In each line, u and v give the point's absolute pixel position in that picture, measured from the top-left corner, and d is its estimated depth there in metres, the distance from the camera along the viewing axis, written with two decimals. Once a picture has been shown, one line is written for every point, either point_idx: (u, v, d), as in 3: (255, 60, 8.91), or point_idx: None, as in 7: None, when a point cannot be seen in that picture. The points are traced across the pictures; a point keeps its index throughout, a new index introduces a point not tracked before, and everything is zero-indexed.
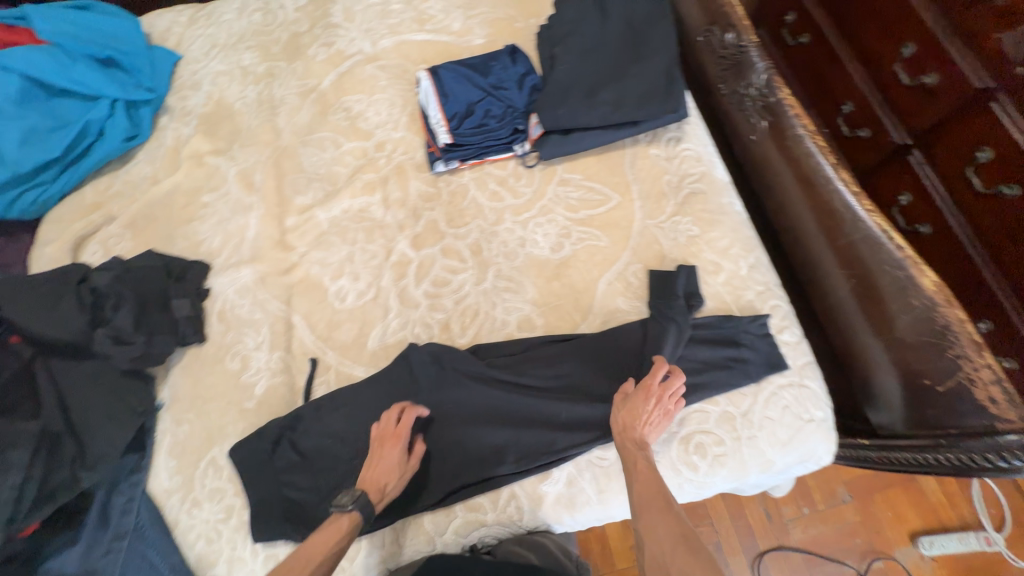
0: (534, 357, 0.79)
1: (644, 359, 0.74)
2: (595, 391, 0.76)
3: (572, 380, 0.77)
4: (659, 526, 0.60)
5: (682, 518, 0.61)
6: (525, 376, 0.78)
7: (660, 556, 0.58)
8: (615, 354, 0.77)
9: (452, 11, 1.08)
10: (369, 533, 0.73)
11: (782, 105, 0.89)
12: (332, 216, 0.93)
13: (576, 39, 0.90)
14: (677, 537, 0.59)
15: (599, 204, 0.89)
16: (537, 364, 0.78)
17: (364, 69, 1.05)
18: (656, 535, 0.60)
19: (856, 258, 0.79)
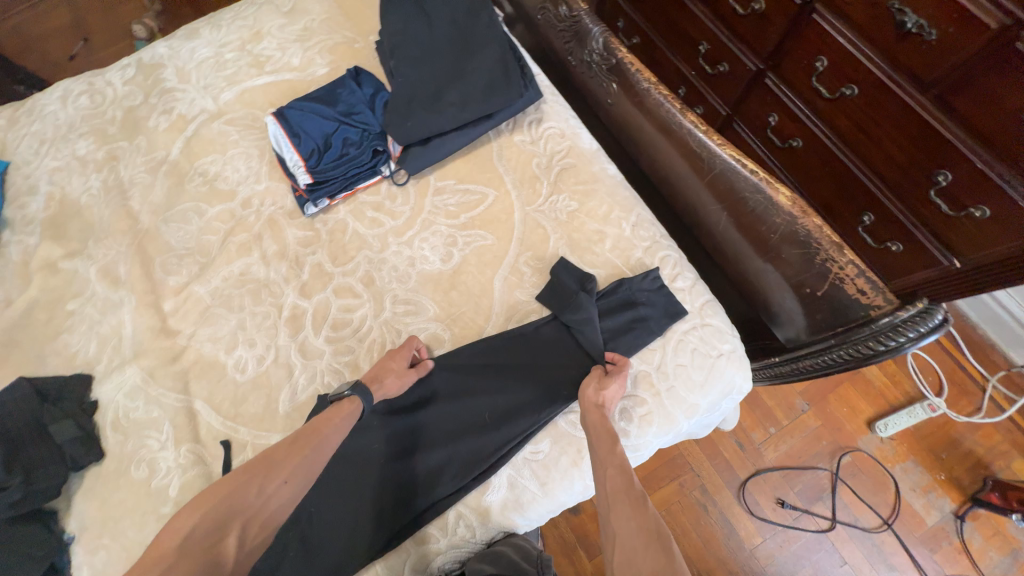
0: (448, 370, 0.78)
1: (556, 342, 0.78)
2: (518, 385, 0.76)
3: (496, 381, 0.77)
4: (628, 522, 0.59)
5: (654, 517, 0.58)
6: (448, 390, 0.77)
7: (630, 555, 0.56)
8: (530, 348, 0.79)
9: (288, 47, 1.05)
10: None
11: (624, 64, 0.93)
12: (212, 287, 0.88)
13: (408, 46, 0.88)
14: (644, 536, 0.57)
15: (477, 203, 0.89)
16: (458, 375, 0.78)
17: (212, 128, 1.00)
18: (626, 530, 0.58)
19: (723, 190, 0.83)
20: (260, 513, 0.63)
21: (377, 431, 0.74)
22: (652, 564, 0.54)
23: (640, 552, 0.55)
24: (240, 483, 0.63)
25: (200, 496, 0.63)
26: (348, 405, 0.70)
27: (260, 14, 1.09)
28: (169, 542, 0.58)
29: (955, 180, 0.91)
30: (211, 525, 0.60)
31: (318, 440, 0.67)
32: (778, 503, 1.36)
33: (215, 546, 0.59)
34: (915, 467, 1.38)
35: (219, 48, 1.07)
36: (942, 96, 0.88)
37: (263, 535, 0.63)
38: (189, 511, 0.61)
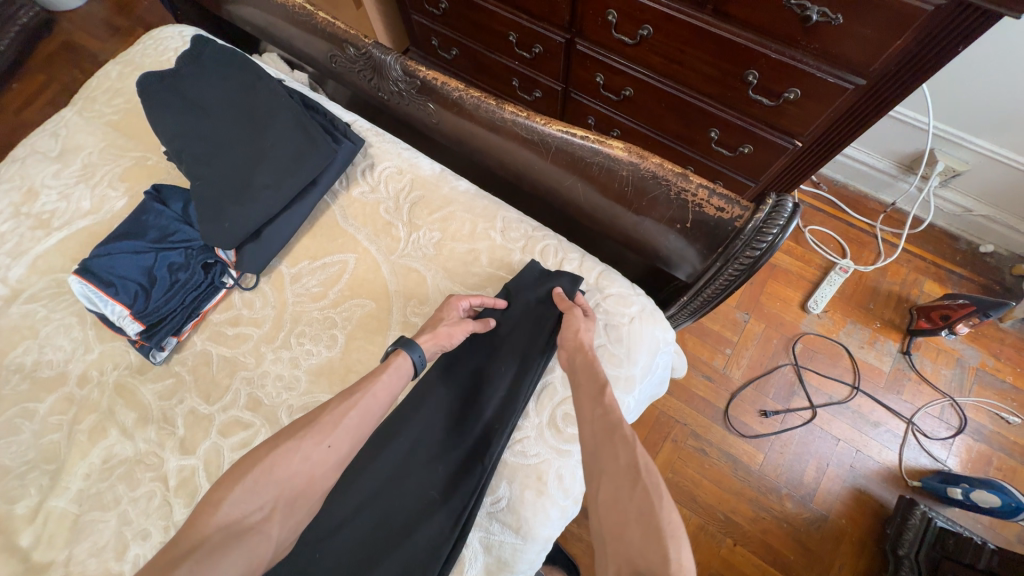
0: (378, 457, 0.69)
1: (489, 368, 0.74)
2: (473, 405, 0.72)
3: (462, 400, 0.72)
4: (614, 460, 0.52)
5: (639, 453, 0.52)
6: (414, 436, 0.70)
7: (618, 496, 0.49)
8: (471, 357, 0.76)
9: (72, 192, 0.92)
10: None
11: (428, 79, 0.90)
12: (74, 493, 0.74)
13: (194, 146, 0.80)
14: (632, 475, 0.50)
15: (340, 273, 0.82)
16: (416, 417, 0.72)
17: (11, 313, 0.84)
18: (612, 470, 0.51)
19: (568, 163, 0.82)
20: (306, 481, 0.55)
21: (320, 564, 0.64)
22: (641, 504, 0.48)
23: (627, 492, 0.49)
24: (290, 442, 0.56)
25: (234, 467, 0.54)
26: (397, 359, 0.65)
27: (27, 169, 0.95)
28: (201, 530, 0.50)
29: (762, 75, 0.97)
30: (251, 501, 0.52)
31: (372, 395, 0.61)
32: (762, 414, 1.39)
33: (257, 525, 0.52)
34: (855, 327, 1.47)
35: None
36: (718, 8, 0.93)
37: (309, 506, 0.55)
38: (229, 480, 0.53)
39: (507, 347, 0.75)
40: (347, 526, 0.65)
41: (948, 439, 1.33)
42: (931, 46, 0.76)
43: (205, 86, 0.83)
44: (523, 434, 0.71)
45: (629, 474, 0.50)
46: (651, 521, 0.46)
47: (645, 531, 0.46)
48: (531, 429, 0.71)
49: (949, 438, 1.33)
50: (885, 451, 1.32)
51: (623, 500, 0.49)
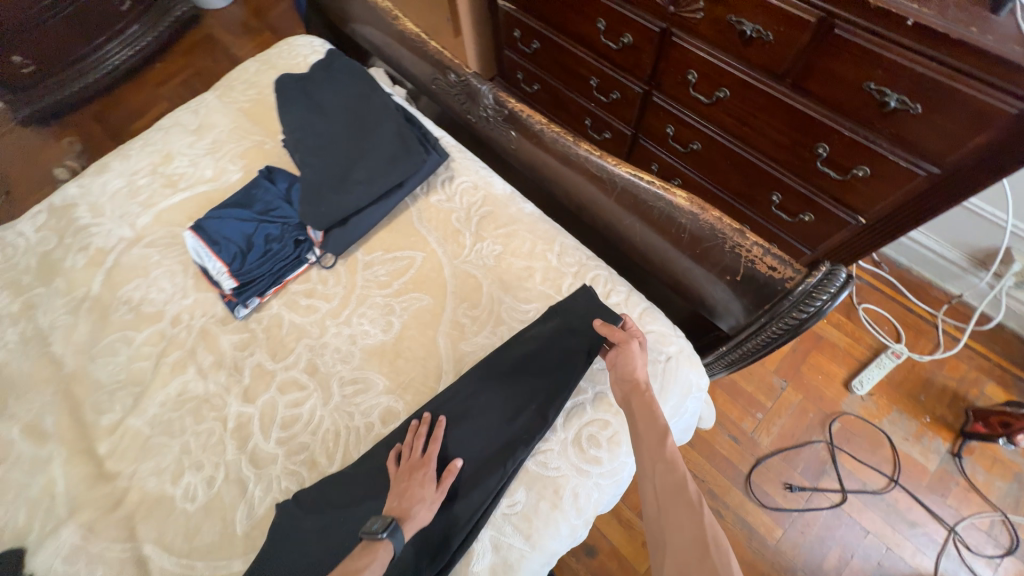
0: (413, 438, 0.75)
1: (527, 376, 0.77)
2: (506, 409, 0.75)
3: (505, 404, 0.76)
4: (683, 530, 0.57)
5: (709, 529, 0.56)
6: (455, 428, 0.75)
7: (686, 568, 0.54)
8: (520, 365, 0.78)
9: (200, 160, 1.07)
10: None
11: (515, 111, 1.00)
12: (149, 416, 0.84)
13: (310, 140, 0.92)
14: (701, 548, 0.55)
15: (407, 267, 0.90)
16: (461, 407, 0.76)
17: (132, 254, 0.99)
18: (680, 540, 0.56)
19: (631, 203, 0.88)
20: None
21: (342, 528, 0.69)
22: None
23: (695, 565, 0.54)
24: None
25: None
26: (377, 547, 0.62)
27: (169, 137, 1.12)
28: None
29: (833, 149, 1.00)
30: None
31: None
32: (786, 488, 1.33)
33: None
34: (901, 417, 1.40)
35: (131, 176, 1.08)
36: (797, 82, 0.97)
37: None
38: None
39: (551, 360, 0.78)
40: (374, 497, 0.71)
41: (994, 558, 1.22)
42: (1010, 148, 0.78)
43: (328, 92, 0.96)
44: (547, 445, 0.74)
45: (699, 547, 0.55)
46: None
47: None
48: (556, 443, 0.75)
49: (995, 557, 1.22)
50: (919, 556, 1.23)
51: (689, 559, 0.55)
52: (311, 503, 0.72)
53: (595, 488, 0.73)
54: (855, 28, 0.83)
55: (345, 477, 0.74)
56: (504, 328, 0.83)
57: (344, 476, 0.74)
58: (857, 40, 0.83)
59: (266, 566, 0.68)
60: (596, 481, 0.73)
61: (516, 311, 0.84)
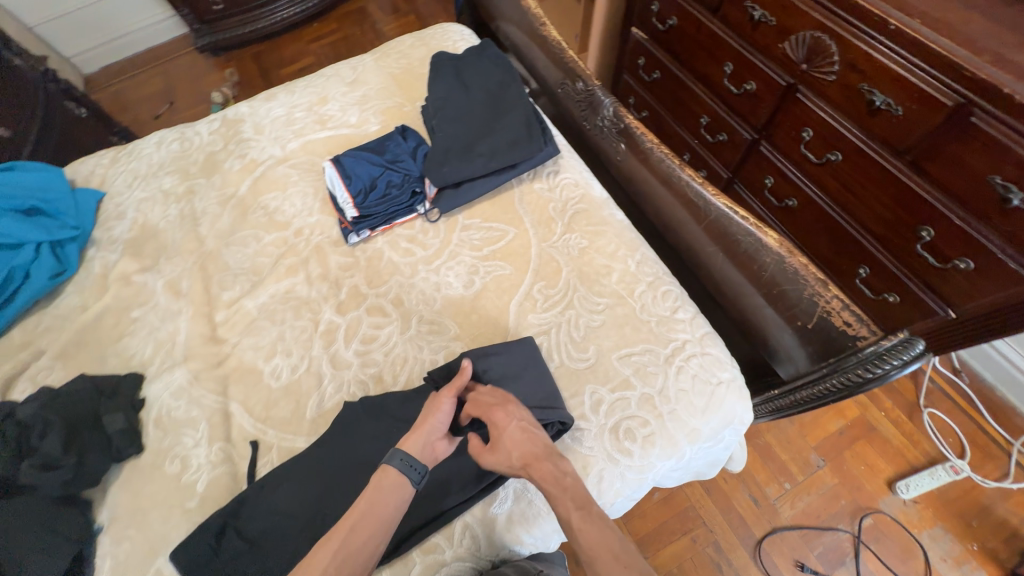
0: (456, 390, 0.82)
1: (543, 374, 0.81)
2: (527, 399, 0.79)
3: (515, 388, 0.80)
4: None
5: None
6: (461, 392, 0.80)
7: None
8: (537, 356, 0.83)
9: (349, 108, 1.25)
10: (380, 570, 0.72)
11: (632, 128, 1.10)
12: (260, 302, 0.99)
13: (447, 109, 1.04)
14: None
15: (499, 238, 1.00)
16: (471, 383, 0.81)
17: (277, 170, 1.17)
18: None
19: (719, 232, 0.93)
20: None
21: (389, 440, 0.79)
22: None
23: None
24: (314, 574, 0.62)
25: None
26: (377, 477, 0.69)
27: (328, 83, 1.31)
28: None
29: (938, 236, 0.99)
30: None
31: (362, 515, 0.67)
32: (797, 566, 1.28)
33: None
34: (944, 535, 1.30)
35: (290, 108, 1.28)
36: (916, 161, 0.97)
37: None
38: None
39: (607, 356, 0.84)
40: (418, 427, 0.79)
41: None
42: None
43: (474, 73, 1.08)
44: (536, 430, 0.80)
45: None
46: None
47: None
48: (594, 426, 0.79)
49: None
50: None
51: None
52: (371, 408, 0.82)
53: (620, 475, 0.77)
54: (993, 120, 0.83)
55: (401, 398, 0.83)
56: (572, 311, 0.88)
57: (402, 396, 0.83)
58: (991, 132, 0.83)
59: (326, 448, 0.80)
60: (622, 471, 0.77)
61: (589, 302, 0.89)
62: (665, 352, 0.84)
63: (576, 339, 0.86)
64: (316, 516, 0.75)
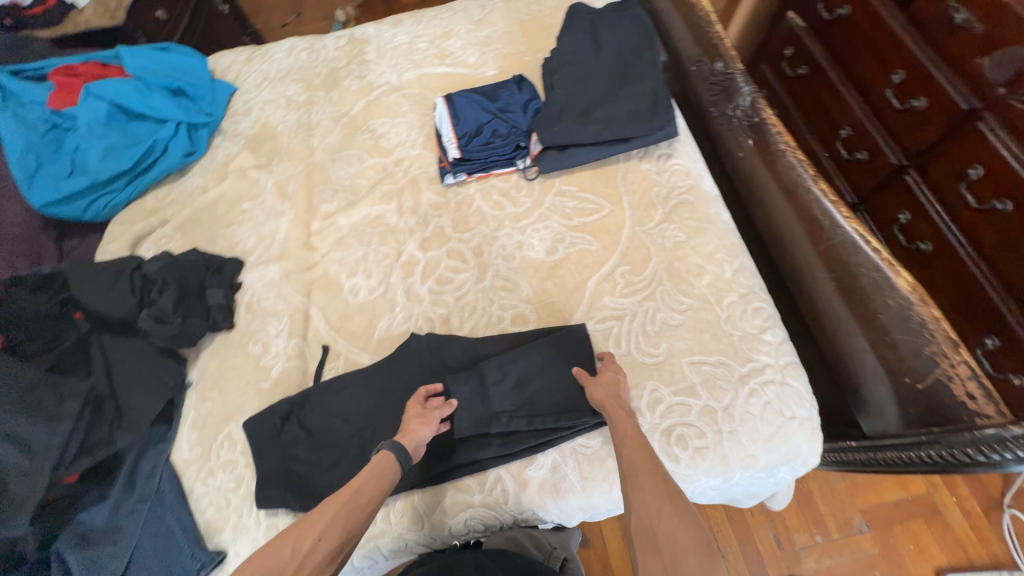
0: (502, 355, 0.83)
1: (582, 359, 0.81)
2: (557, 383, 0.79)
3: (536, 384, 0.80)
4: (645, 489, 0.59)
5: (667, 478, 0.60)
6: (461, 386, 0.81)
7: (648, 517, 0.57)
8: (580, 350, 0.81)
9: (470, 48, 1.22)
10: (408, 493, 0.78)
11: (766, 123, 0.97)
12: (352, 221, 1.04)
13: (571, 67, 0.99)
14: (664, 496, 0.58)
15: (592, 212, 0.96)
16: (499, 365, 0.81)
17: (390, 97, 1.19)
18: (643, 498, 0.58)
19: (837, 260, 0.82)
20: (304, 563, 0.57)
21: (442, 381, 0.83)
22: (667, 523, 0.55)
23: (656, 508, 0.57)
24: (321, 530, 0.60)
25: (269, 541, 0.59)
26: (379, 458, 0.68)
27: (454, 19, 1.29)
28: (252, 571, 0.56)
29: None
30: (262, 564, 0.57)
31: (368, 481, 0.65)
32: None
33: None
34: None
35: (414, 38, 1.27)
36: None
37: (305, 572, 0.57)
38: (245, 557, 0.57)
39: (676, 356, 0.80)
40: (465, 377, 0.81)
41: None
42: None
43: (608, 32, 1.01)
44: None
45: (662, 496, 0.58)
46: (676, 544, 0.54)
47: (695, 553, 0.53)
48: (645, 422, 0.77)
49: None
50: None
51: (673, 534, 0.55)
52: (437, 345, 0.85)
53: None
54: None
55: (462, 342, 0.85)
56: (651, 304, 0.85)
57: (465, 342, 0.85)
58: None
59: (386, 371, 0.84)
60: None
61: (672, 300, 0.84)
62: (741, 370, 0.79)
63: (649, 333, 0.82)
64: (366, 428, 0.80)
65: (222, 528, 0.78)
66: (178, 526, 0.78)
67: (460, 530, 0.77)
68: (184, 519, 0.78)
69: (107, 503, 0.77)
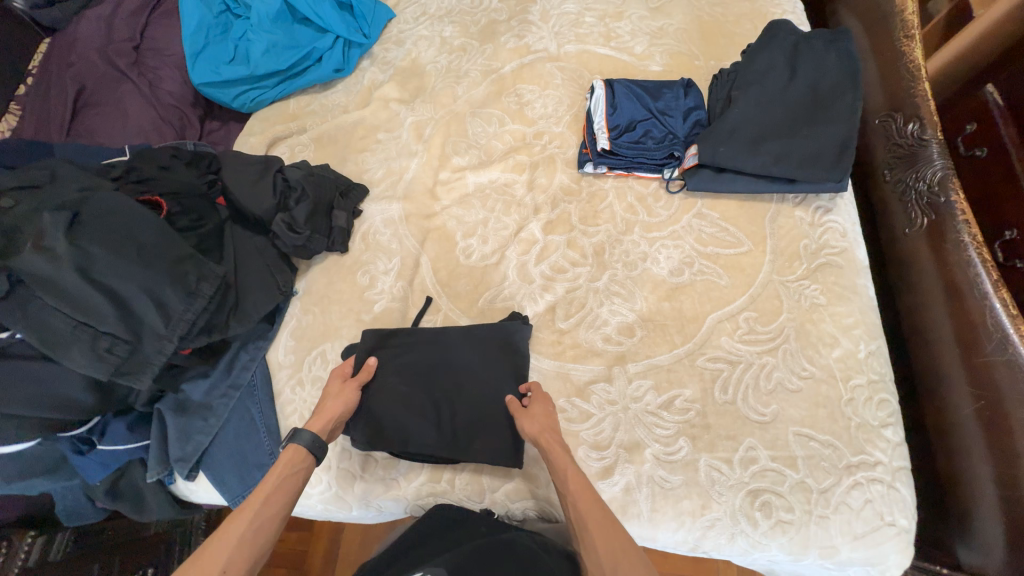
0: (508, 352, 0.83)
1: (500, 354, 0.83)
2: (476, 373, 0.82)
3: (472, 380, 0.82)
4: (598, 523, 0.62)
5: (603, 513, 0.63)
6: (392, 385, 0.82)
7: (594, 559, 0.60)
8: (508, 343, 0.83)
9: (640, 35, 1.14)
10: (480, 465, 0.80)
11: (952, 207, 0.85)
12: (479, 182, 1.02)
13: (756, 88, 0.90)
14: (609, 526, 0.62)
15: (729, 245, 0.90)
16: (495, 374, 0.82)
17: (545, 66, 1.13)
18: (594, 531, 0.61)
19: (991, 380, 0.75)
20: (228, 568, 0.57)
21: (493, 375, 0.82)
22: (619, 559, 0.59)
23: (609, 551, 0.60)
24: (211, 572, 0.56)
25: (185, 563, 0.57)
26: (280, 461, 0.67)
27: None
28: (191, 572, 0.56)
29: None
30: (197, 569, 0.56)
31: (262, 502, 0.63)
32: None
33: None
34: None
35: (583, 9, 1.20)
36: None
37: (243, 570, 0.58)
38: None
39: (784, 421, 0.76)
40: (497, 369, 0.82)
41: None
42: None
43: (810, 60, 0.91)
44: (661, 422, 0.78)
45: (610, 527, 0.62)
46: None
47: None
48: (732, 476, 0.74)
49: None
50: None
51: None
52: (494, 340, 0.83)
53: (733, 535, 0.72)
54: None
55: (510, 334, 0.83)
56: (770, 359, 0.80)
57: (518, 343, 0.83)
58: None
59: (451, 345, 0.84)
60: (735, 533, 0.73)
61: (794, 363, 0.80)
62: (849, 459, 0.74)
63: (762, 389, 0.78)
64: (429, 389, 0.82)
65: None
66: (261, 423, 0.82)
67: (514, 514, 0.80)
68: (269, 419, 0.82)
69: (207, 382, 0.82)
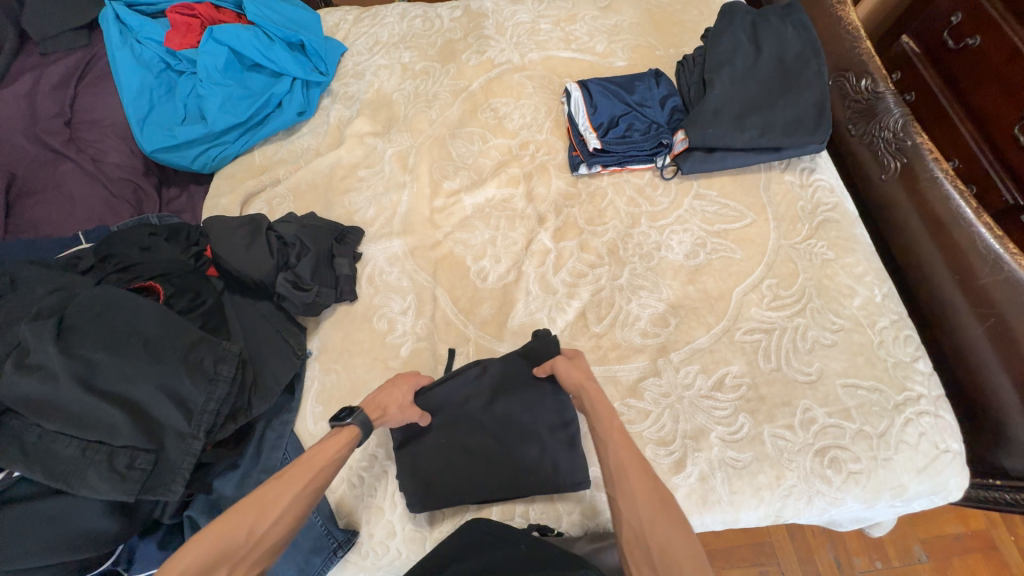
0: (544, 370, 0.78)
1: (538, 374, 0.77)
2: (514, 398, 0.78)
3: (511, 406, 0.77)
4: (642, 479, 0.60)
5: (656, 481, 0.60)
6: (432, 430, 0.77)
7: (635, 518, 0.58)
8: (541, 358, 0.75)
9: (597, 34, 1.17)
10: (547, 494, 0.75)
11: (919, 148, 0.93)
12: (476, 202, 1.00)
13: (727, 68, 0.94)
14: (656, 493, 0.59)
15: (734, 219, 0.93)
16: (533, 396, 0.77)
17: (513, 77, 1.13)
18: (638, 487, 0.59)
19: (993, 300, 0.81)
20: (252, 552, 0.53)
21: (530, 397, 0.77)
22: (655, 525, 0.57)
23: (648, 506, 0.58)
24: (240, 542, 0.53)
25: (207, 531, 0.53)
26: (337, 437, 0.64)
27: (580, 1, 1.22)
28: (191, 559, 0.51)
29: None
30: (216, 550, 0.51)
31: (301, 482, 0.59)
32: None
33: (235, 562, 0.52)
34: None
35: (537, 17, 1.21)
36: None
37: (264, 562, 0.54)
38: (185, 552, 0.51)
39: (830, 376, 0.79)
40: (537, 388, 0.77)
41: None
42: None
43: (769, 35, 0.97)
44: (717, 404, 0.78)
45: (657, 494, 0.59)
46: (668, 552, 0.55)
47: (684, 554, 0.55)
48: (798, 441, 0.76)
49: None
50: None
51: (662, 534, 0.56)
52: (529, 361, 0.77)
53: (811, 498, 0.74)
54: None
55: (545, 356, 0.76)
56: (802, 320, 0.83)
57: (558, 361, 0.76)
58: None
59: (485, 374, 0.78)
60: (812, 494, 0.74)
61: (823, 319, 0.83)
62: (895, 398, 0.77)
63: (801, 350, 0.81)
64: (468, 424, 0.77)
65: (356, 507, 0.77)
66: None
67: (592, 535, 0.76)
68: None
69: (237, 472, 0.74)
